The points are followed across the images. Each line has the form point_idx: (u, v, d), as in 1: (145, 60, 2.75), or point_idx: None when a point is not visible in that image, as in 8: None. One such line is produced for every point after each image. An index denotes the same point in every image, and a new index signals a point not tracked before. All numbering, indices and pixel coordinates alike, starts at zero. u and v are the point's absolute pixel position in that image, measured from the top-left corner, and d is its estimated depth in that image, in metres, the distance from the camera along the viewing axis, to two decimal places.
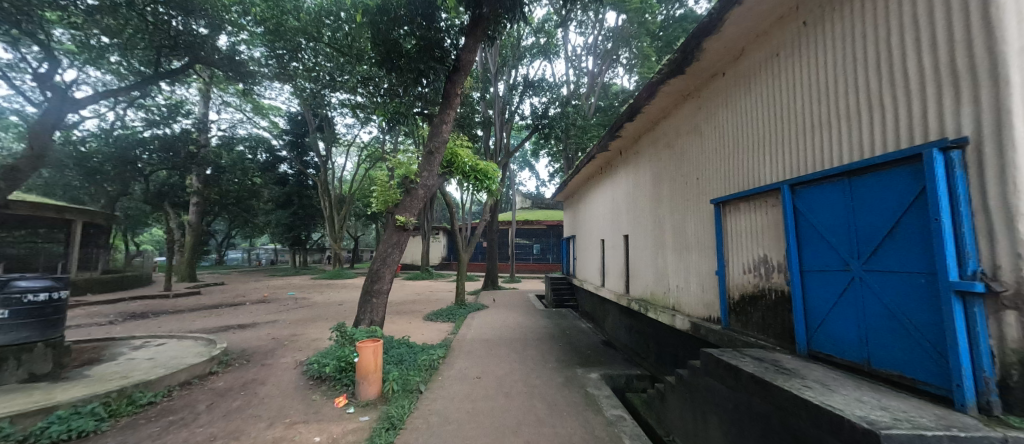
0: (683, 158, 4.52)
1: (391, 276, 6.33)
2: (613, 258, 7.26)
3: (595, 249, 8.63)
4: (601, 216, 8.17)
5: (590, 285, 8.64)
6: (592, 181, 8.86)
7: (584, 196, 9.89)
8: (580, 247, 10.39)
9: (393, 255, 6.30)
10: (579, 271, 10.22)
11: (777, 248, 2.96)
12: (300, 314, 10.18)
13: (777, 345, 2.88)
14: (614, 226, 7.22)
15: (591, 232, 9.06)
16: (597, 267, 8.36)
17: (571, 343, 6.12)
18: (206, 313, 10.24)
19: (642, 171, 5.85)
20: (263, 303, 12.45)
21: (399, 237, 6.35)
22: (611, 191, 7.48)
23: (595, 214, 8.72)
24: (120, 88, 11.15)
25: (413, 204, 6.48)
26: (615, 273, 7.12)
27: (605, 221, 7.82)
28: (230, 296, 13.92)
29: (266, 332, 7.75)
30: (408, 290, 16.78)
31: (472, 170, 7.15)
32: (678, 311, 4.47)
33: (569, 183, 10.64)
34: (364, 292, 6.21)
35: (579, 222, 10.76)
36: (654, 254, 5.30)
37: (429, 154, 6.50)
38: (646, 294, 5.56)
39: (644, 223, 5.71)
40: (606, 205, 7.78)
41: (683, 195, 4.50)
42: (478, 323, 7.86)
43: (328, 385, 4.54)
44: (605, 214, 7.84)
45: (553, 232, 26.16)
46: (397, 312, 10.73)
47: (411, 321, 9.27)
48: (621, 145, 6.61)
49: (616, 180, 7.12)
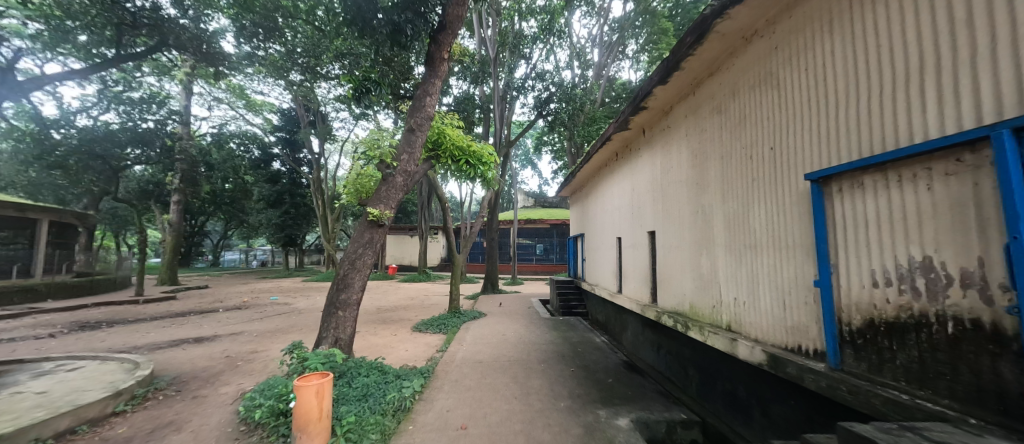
0: (744, 123, 3.30)
1: (362, 282, 5.14)
2: (633, 259, 6.06)
3: (609, 250, 7.43)
4: (616, 210, 7.00)
5: (604, 290, 7.40)
6: (605, 171, 7.71)
7: (595, 189, 8.69)
8: (591, 248, 9.13)
9: (365, 258, 5.11)
10: (589, 275, 9.07)
11: (956, 246, 1.75)
12: (273, 323, 9.01)
13: (966, 415, 1.67)
14: (634, 221, 6.05)
15: (604, 229, 7.88)
16: (611, 269, 7.22)
17: (586, 367, 4.93)
18: (168, 322, 9.07)
19: (674, 150, 4.65)
20: (238, 309, 11.32)
21: (372, 234, 5.14)
22: (629, 180, 6.30)
23: (607, 207, 7.57)
24: (75, 71, 10.01)
25: (389, 194, 5.26)
26: (635, 280, 5.93)
27: (622, 216, 6.62)
28: (207, 302, 12.78)
29: (223, 348, 6.58)
30: (402, 294, 15.60)
31: (464, 154, 5.91)
32: (738, 334, 3.27)
33: (576, 175, 9.46)
34: (327, 303, 5.00)
35: (588, 219, 9.59)
36: (694, 255, 4.11)
37: (410, 132, 5.32)
38: (683, 305, 4.33)
39: (677, 216, 4.51)
40: (623, 198, 6.60)
41: (742, 174, 3.31)
42: (473, 337, 6.63)
43: (260, 435, 3.32)
44: (621, 208, 6.66)
45: (556, 232, 24.95)
46: (383, 320, 9.55)
47: (396, 332, 8.05)
48: (645, 121, 5.41)
49: (637, 165, 5.91)
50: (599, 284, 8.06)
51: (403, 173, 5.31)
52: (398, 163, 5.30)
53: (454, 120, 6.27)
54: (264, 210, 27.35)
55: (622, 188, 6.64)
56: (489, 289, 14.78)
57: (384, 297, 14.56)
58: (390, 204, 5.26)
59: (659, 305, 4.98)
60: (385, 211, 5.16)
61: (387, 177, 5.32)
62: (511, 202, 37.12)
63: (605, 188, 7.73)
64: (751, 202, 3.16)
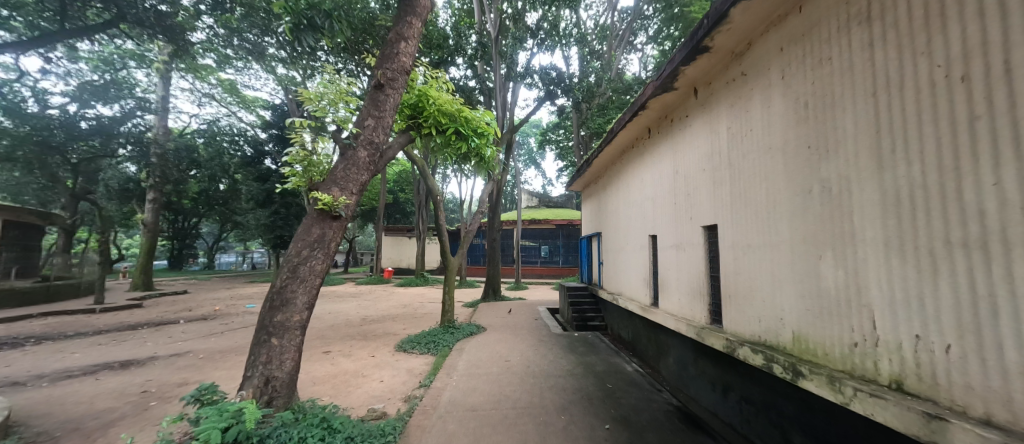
0: (940, 25, 1.82)
1: (308, 298, 3.64)
2: (678, 264, 4.61)
3: (638, 252, 5.99)
4: (648, 199, 5.57)
5: (634, 303, 5.90)
6: (632, 152, 6.27)
7: (616, 178, 7.23)
8: (610, 249, 7.67)
9: (314, 262, 3.63)
10: (609, 282, 7.62)
11: None
12: (232, 339, 7.57)
13: None
14: (678, 213, 4.62)
15: (629, 225, 6.44)
16: (643, 277, 5.76)
17: (625, 420, 3.41)
18: (108, 338, 7.66)
19: (754, 106, 3.22)
20: (203, 320, 9.90)
21: (324, 229, 3.68)
22: (668, 159, 4.89)
23: (635, 198, 6.13)
24: (9, 45, 8.61)
25: (348, 171, 3.78)
26: (682, 291, 4.48)
27: (659, 208, 5.19)
28: (173, 311, 11.39)
29: (145, 379, 5.12)
30: (394, 300, 14.14)
31: (453, 121, 4.43)
32: (933, 404, 1.81)
33: (593, 163, 8.03)
34: (257, 327, 3.52)
35: (606, 216, 8.13)
36: (801, 259, 2.67)
37: (378, 89, 3.88)
38: (779, 335, 2.86)
39: (763, 202, 3.07)
40: (660, 184, 5.15)
41: (932, 119, 1.86)
42: (467, 364, 5.14)
43: None
44: (658, 196, 5.22)
45: (562, 233, 23.52)
46: (364, 334, 8.09)
47: (375, 351, 6.57)
48: (701, 73, 3.97)
49: (683, 138, 4.47)
50: (624, 294, 6.63)
51: (365, 144, 3.84)
52: (360, 130, 3.85)
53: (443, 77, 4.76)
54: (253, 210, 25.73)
55: (658, 170, 5.21)
56: (491, 296, 13.32)
57: (373, 304, 13.11)
58: (346, 186, 3.76)
59: (728, 329, 3.52)
60: (340, 196, 3.70)
61: (346, 150, 3.87)
62: (514, 203, 35.80)
63: (632, 174, 6.30)
64: (960, 164, 1.72)
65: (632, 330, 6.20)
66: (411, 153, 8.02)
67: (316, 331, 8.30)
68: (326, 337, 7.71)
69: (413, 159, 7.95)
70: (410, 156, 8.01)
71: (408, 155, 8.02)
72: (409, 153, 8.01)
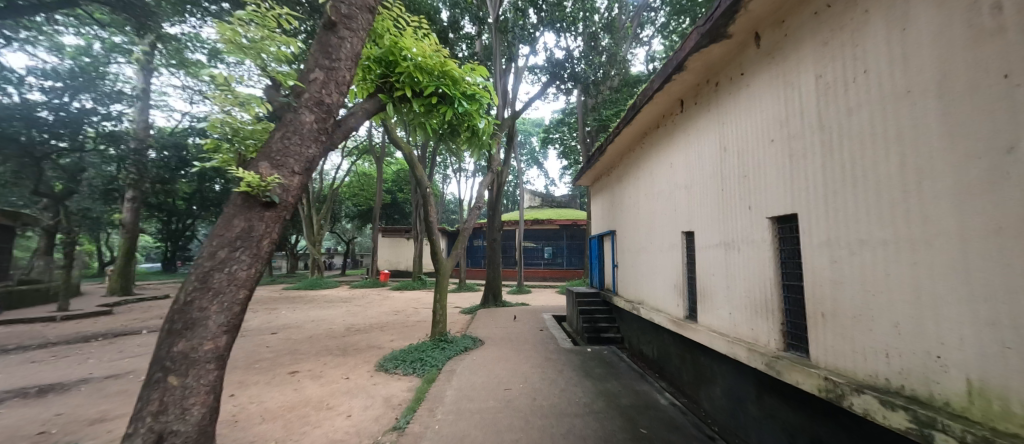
0: None
1: (227, 317, 2.58)
2: (730, 268, 3.55)
3: (667, 253, 4.94)
4: (683, 188, 4.52)
5: (663, 316, 4.84)
6: (659, 132, 5.19)
7: (636, 167, 6.17)
8: (627, 250, 6.65)
9: (236, 267, 2.58)
10: (626, 289, 6.59)
11: None
12: None
13: None
14: (729, 202, 3.57)
15: (654, 221, 5.39)
16: (674, 284, 4.72)
17: None
18: (50, 353, 6.65)
19: (874, 36, 2.15)
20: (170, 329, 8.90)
21: (251, 222, 2.64)
22: (714, 134, 3.84)
23: (663, 188, 5.06)
24: None
25: (286, 142, 2.74)
26: (737, 304, 3.42)
27: (700, 197, 4.12)
28: (144, 318, 10.43)
29: (55, 413, 4.09)
30: (386, 306, 13.11)
31: (436, 80, 3.45)
32: None
33: (607, 151, 7.02)
34: (151, 359, 2.46)
35: (621, 211, 7.07)
36: (992, 265, 1.60)
37: (329, 30, 2.88)
38: (944, 386, 1.78)
39: (896, 175, 2.01)
40: (701, 167, 4.09)
41: None
42: (458, 395, 4.08)
43: None
44: (698, 183, 4.16)
45: (565, 233, 22.48)
46: (344, 348, 7.06)
47: (350, 371, 5.53)
48: (769, 9, 2.91)
49: (737, 105, 3.44)
50: (646, 303, 5.58)
51: (312, 105, 2.81)
52: (304, 86, 2.82)
53: (422, 24, 3.75)
54: None
55: (698, 150, 4.16)
56: (491, 301, 12.26)
57: (363, 310, 12.11)
58: (280, 163, 2.71)
59: (823, 363, 2.46)
60: (272, 174, 2.65)
61: (285, 113, 2.83)
62: (515, 203, 34.77)
63: (658, 158, 5.24)
64: None
65: (658, 346, 5.14)
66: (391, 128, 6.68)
67: (290, 344, 7.28)
68: (299, 352, 6.68)
69: (392, 133, 6.60)
70: (388, 130, 6.65)
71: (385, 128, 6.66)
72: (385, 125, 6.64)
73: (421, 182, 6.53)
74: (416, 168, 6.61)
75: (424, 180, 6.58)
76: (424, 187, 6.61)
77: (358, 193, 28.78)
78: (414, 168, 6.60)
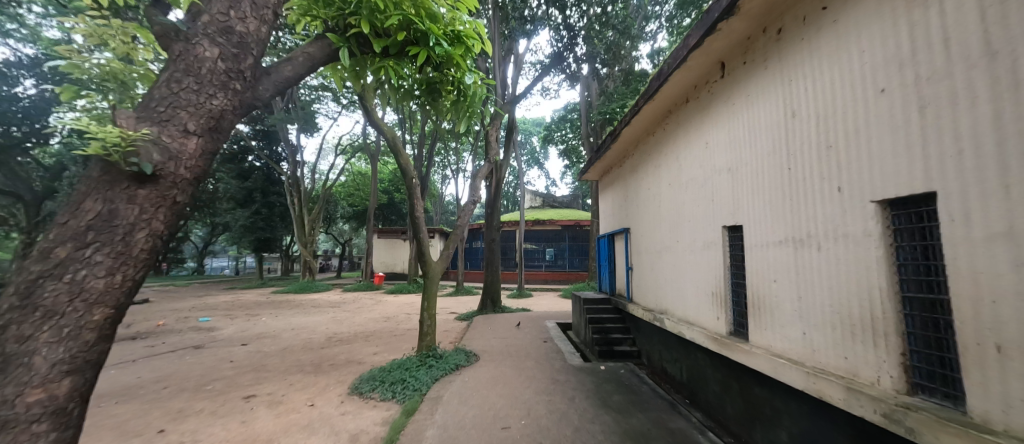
0: None
1: (69, 354, 1.65)
2: (803, 273, 2.64)
3: (701, 254, 4.04)
4: (725, 172, 3.63)
5: (698, 330, 3.93)
6: (691, 107, 4.29)
7: (657, 152, 5.27)
8: (646, 250, 5.74)
9: (84, 275, 1.66)
10: (645, 296, 5.68)
11: None
12: (136, 371, 5.63)
13: None
14: (801, 184, 2.67)
15: (682, 214, 4.50)
16: (712, 291, 3.82)
17: None
18: None
19: None
20: (130, 340, 7.96)
21: (111, 206, 1.72)
22: (775, 98, 2.94)
23: (696, 173, 4.18)
24: None
25: (175, 86, 1.87)
26: (817, 321, 2.52)
27: (751, 180, 3.23)
28: None
29: None
30: (377, 312, 12.19)
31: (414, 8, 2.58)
32: None
33: (621, 137, 6.12)
34: None
35: (637, 205, 6.17)
36: None
37: None
38: None
39: None
40: (754, 143, 3.19)
41: None
42: (440, 436, 3.17)
43: None
44: (748, 164, 3.26)
45: (568, 235, 21.58)
46: (318, 363, 6.14)
47: (317, 396, 4.61)
48: None
49: (818, 50, 2.52)
50: (672, 313, 4.68)
51: (217, 34, 2.00)
52: (202, 6, 2.03)
53: None
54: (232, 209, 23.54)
55: (749, 121, 3.25)
56: (489, 307, 11.34)
57: (351, 316, 11.20)
58: (164, 117, 1.82)
59: (998, 424, 1.57)
60: (141, 127, 1.75)
61: (172, 42, 1.96)
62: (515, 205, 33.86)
63: (688, 139, 4.35)
64: None
65: (689, 366, 4.24)
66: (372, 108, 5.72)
67: (258, 358, 6.36)
68: (264, 369, 5.75)
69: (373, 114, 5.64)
70: (368, 110, 5.70)
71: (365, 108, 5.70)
72: (365, 105, 5.69)
73: (406, 171, 5.50)
74: (400, 154, 5.55)
75: (409, 168, 5.54)
76: (410, 176, 5.57)
77: (353, 193, 27.97)
78: (397, 154, 5.55)
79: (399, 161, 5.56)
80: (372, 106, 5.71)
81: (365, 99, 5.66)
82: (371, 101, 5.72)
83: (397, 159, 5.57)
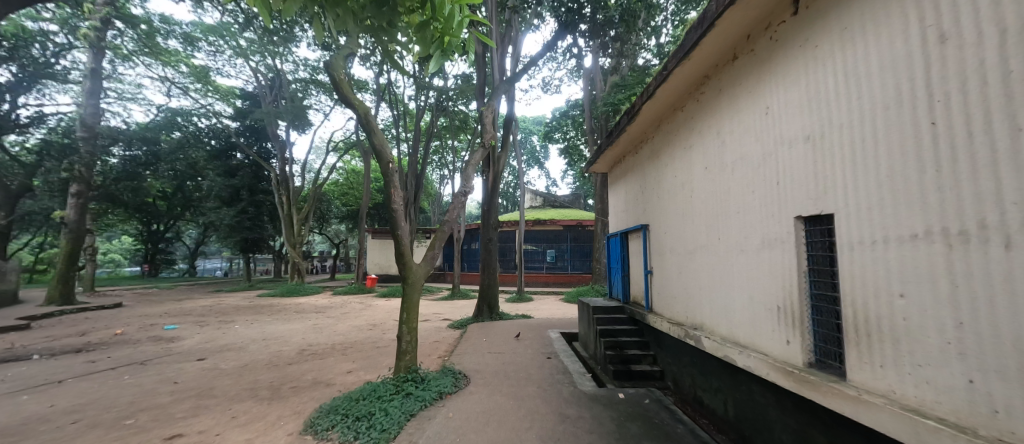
0: None
1: None
2: (963, 284, 1.66)
3: (759, 254, 3.04)
4: (802, 142, 2.62)
5: (756, 356, 2.93)
6: (743, 65, 3.28)
7: (689, 128, 4.28)
8: (672, 249, 4.72)
9: None
10: (670, 306, 4.69)
11: None
12: (52, 398, 4.62)
13: None
14: (962, 139, 1.67)
15: (729, 203, 3.50)
16: (777, 306, 2.84)
17: None
18: None
19: None
20: (71, 353, 6.94)
21: None
22: (904, 21, 1.94)
23: (751, 149, 3.17)
24: None
25: None
26: (1001, 366, 1.53)
27: (852, 147, 2.23)
28: (57, 336, 8.45)
29: None
30: (363, 318, 11.17)
31: None
32: None
33: (640, 116, 5.15)
34: None
35: (658, 197, 5.17)
36: None
37: None
38: None
39: None
40: (861, 95, 2.18)
41: None
42: None
43: None
44: (847, 125, 2.26)
45: (569, 235, 20.63)
46: (277, 385, 5.12)
47: (260, 436, 3.61)
48: None
49: None
50: (713, 330, 3.69)
51: None
52: None
53: None
54: (217, 208, 22.53)
55: (851, 65, 2.25)
56: (485, 314, 10.34)
57: (333, 323, 10.18)
58: None
59: None
60: None
61: None
62: (514, 204, 32.91)
63: (740, 106, 3.34)
64: None
65: (742, 402, 3.24)
66: (341, 81, 4.70)
67: (207, 379, 5.35)
68: (210, 395, 4.74)
69: (342, 88, 4.62)
70: (336, 83, 4.68)
71: (331, 79, 4.68)
72: (332, 73, 4.66)
73: (381, 153, 4.56)
74: (374, 132, 4.57)
75: (385, 149, 4.61)
76: (386, 160, 4.64)
77: (347, 192, 27.07)
78: (370, 133, 4.57)
79: (373, 142, 4.59)
80: (340, 78, 4.69)
81: (331, 67, 4.65)
82: (339, 71, 4.71)
83: (370, 138, 4.59)
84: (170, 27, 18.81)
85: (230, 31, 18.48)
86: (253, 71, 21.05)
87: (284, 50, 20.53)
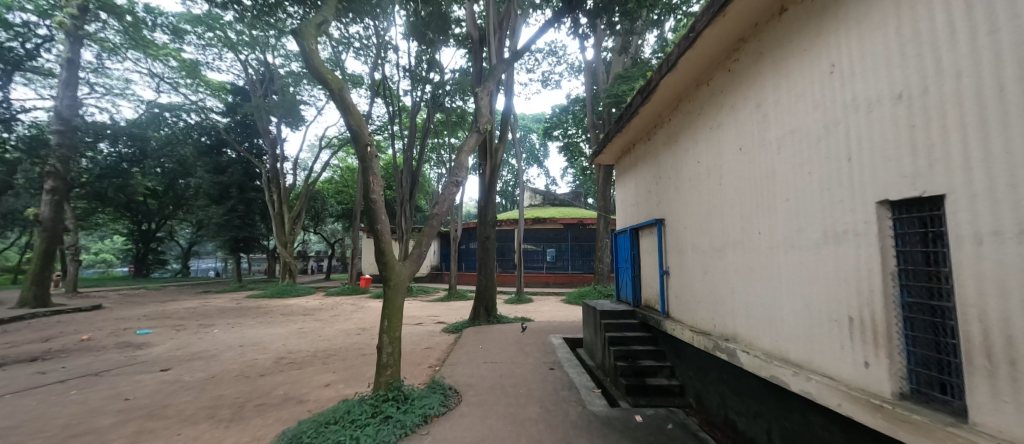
0: None
1: None
2: None
3: (820, 251, 2.42)
4: (889, 104, 2.00)
5: (820, 379, 2.30)
6: (795, 17, 2.66)
7: (717, 104, 3.66)
8: (693, 246, 4.11)
9: None
10: (693, 312, 4.07)
11: None
12: None
13: None
14: None
15: (774, 190, 2.86)
16: (847, 317, 2.22)
17: None
18: None
19: None
20: (22, 362, 6.28)
21: None
22: None
23: (809, 121, 2.54)
24: None
25: None
26: None
27: (978, 102, 1.59)
28: (16, 342, 7.78)
29: None
30: (352, 321, 10.52)
31: None
32: None
33: (656, 95, 4.52)
34: None
35: (676, 188, 4.56)
36: None
37: None
38: None
39: None
40: (993, 28, 1.56)
41: None
42: None
43: None
44: (970, 72, 1.62)
45: (569, 234, 20.04)
46: (242, 402, 4.47)
47: None
48: None
49: None
50: (752, 342, 3.07)
51: None
52: None
53: None
54: (206, 206, 21.98)
55: None
56: (482, 317, 9.72)
57: (320, 327, 9.54)
58: None
59: None
60: None
61: None
62: (513, 203, 32.31)
63: (791, 70, 2.71)
64: None
65: (794, 435, 2.63)
66: (312, 50, 4.07)
67: (164, 395, 4.70)
68: (159, 416, 4.09)
69: (313, 58, 3.99)
70: (306, 54, 4.03)
71: (301, 48, 4.04)
72: (301, 42, 4.03)
73: (357, 134, 3.93)
74: (350, 111, 3.96)
75: (363, 130, 3.99)
76: (363, 142, 4.02)
77: (342, 190, 26.49)
78: (345, 112, 3.95)
79: (348, 122, 3.96)
80: (310, 47, 4.05)
81: (300, 35, 4.02)
82: (309, 39, 4.07)
83: (346, 118, 3.96)
84: (156, 17, 18.07)
85: (219, 23, 17.78)
86: (243, 64, 20.33)
87: (276, 44, 19.81)
